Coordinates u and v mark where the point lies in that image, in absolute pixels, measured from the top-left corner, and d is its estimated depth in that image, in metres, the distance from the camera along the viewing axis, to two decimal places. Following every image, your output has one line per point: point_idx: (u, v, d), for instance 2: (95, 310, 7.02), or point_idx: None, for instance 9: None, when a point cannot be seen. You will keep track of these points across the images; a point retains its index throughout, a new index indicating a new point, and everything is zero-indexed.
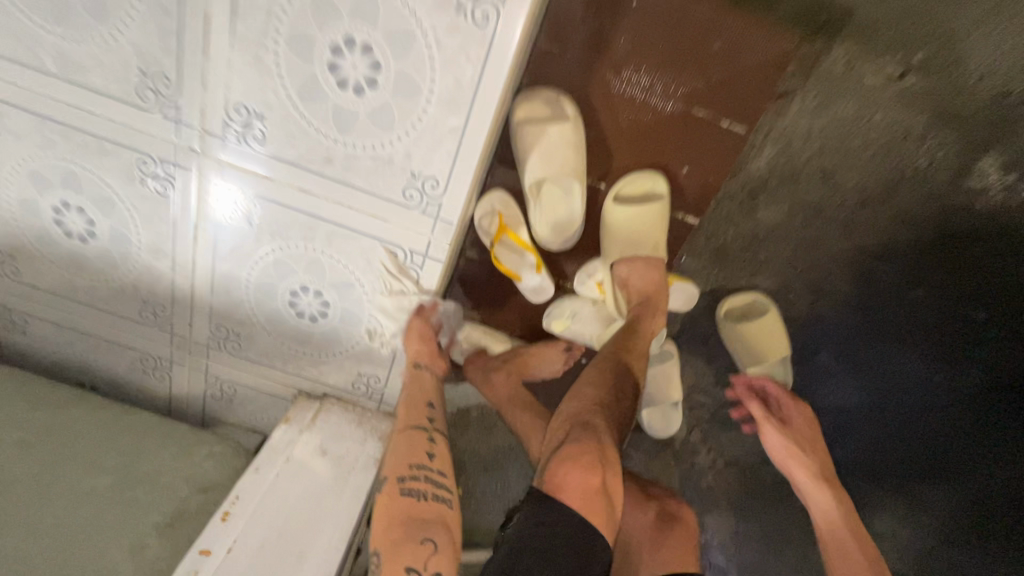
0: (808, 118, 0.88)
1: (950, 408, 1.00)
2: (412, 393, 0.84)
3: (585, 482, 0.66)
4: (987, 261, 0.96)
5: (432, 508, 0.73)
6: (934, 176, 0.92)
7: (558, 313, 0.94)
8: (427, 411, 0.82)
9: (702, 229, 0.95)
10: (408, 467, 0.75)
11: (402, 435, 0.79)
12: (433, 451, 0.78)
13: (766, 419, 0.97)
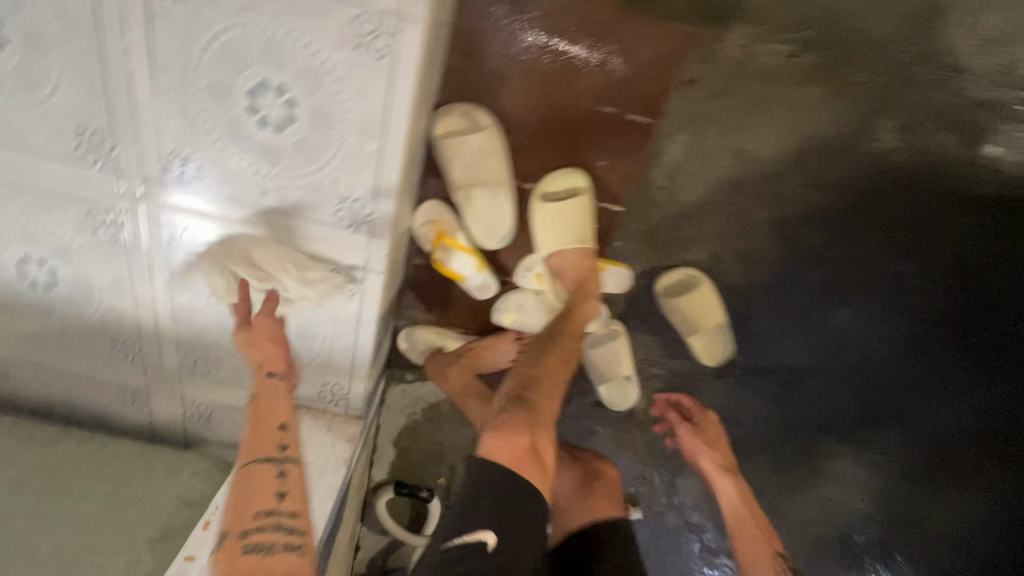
0: (715, 100, 0.94)
1: (883, 352, 1.15)
2: (263, 411, 0.81)
3: (516, 445, 0.74)
4: (906, 216, 1.04)
5: (280, 560, 0.71)
6: (842, 141, 0.98)
7: (505, 306, 1.00)
8: (280, 437, 0.81)
9: (631, 214, 1.00)
10: (254, 516, 0.74)
11: (249, 473, 0.78)
12: (283, 491, 0.77)
13: (680, 423, 1.14)
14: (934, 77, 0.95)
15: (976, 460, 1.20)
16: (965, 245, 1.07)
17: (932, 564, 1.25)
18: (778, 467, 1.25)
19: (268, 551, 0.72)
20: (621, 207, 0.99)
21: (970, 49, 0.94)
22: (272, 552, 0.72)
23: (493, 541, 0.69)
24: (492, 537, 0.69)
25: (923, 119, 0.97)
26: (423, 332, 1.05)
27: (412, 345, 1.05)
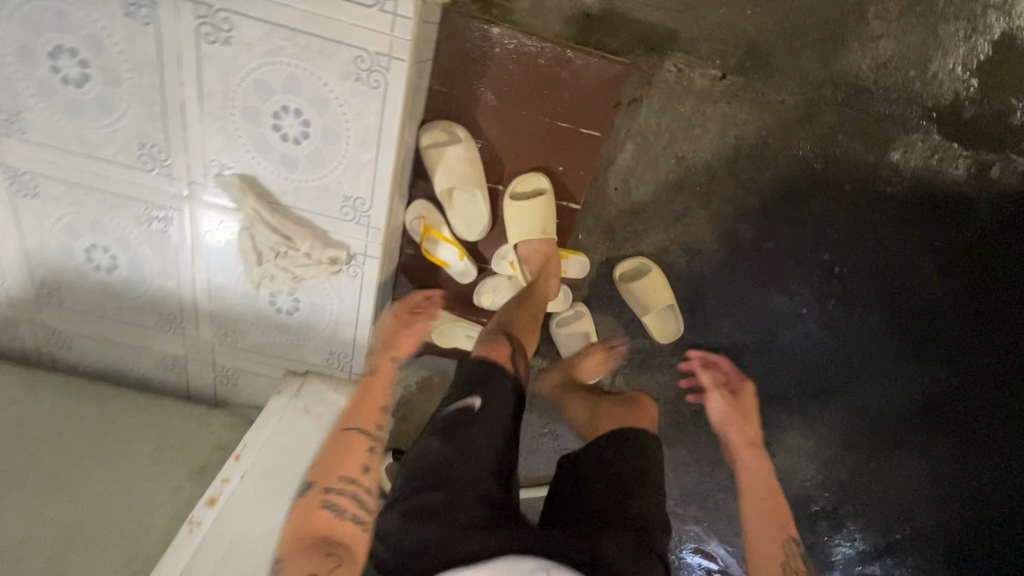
0: (656, 116, 1.13)
1: (817, 333, 1.31)
2: (373, 400, 1.04)
3: (499, 348, 0.89)
4: (824, 214, 1.22)
5: (348, 525, 0.85)
6: (767, 148, 1.17)
7: (484, 292, 1.20)
8: (378, 418, 1.02)
9: (589, 210, 1.20)
10: (341, 478, 0.91)
11: (346, 442, 0.96)
12: (367, 464, 0.95)
13: (715, 390, 1.27)
14: (844, 94, 1.13)
15: (905, 429, 1.35)
16: (880, 236, 1.24)
17: (873, 521, 1.39)
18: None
19: (343, 512, 0.87)
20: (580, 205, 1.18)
21: (875, 72, 1.11)
22: (344, 517, 0.86)
23: (479, 404, 0.78)
24: (480, 403, 0.78)
25: (835, 129, 1.16)
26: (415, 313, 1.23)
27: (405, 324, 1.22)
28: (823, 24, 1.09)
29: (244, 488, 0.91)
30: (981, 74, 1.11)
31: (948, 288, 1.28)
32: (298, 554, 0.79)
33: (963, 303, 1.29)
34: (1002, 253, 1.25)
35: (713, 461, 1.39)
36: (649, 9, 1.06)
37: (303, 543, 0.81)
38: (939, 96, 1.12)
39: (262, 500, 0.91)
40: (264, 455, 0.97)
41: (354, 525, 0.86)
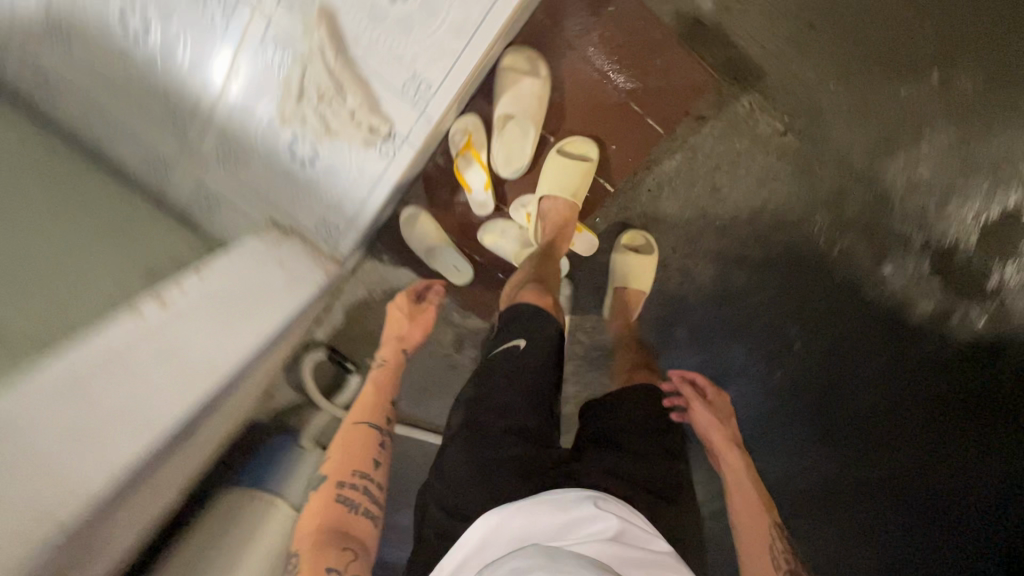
0: (714, 140, 1.18)
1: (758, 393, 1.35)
2: (375, 391, 1.12)
3: (540, 297, 1.00)
4: (808, 291, 1.31)
5: (359, 520, 0.95)
6: (787, 213, 1.25)
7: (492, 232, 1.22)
8: (387, 412, 1.10)
9: (616, 198, 1.23)
10: (353, 475, 0.98)
11: (355, 435, 1.03)
12: (378, 458, 1.03)
13: (695, 399, 1.16)
14: (870, 195, 1.22)
15: (789, 512, 1.28)
16: (844, 331, 1.31)
17: None
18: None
19: (355, 509, 0.96)
20: (613, 189, 1.22)
21: (903, 190, 1.21)
22: (355, 510, 0.95)
23: (525, 343, 0.91)
24: (525, 343, 0.91)
25: (848, 223, 1.25)
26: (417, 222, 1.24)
27: (406, 227, 1.24)
28: (882, 127, 1.17)
29: (205, 300, 0.87)
30: (985, 234, 1.20)
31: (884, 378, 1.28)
32: (319, 550, 0.88)
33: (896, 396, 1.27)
34: (936, 391, 1.24)
35: None
36: (753, 40, 1.11)
37: (321, 536, 0.90)
38: (942, 236, 1.23)
39: (210, 322, 0.86)
40: (232, 282, 0.93)
41: (361, 519, 0.96)
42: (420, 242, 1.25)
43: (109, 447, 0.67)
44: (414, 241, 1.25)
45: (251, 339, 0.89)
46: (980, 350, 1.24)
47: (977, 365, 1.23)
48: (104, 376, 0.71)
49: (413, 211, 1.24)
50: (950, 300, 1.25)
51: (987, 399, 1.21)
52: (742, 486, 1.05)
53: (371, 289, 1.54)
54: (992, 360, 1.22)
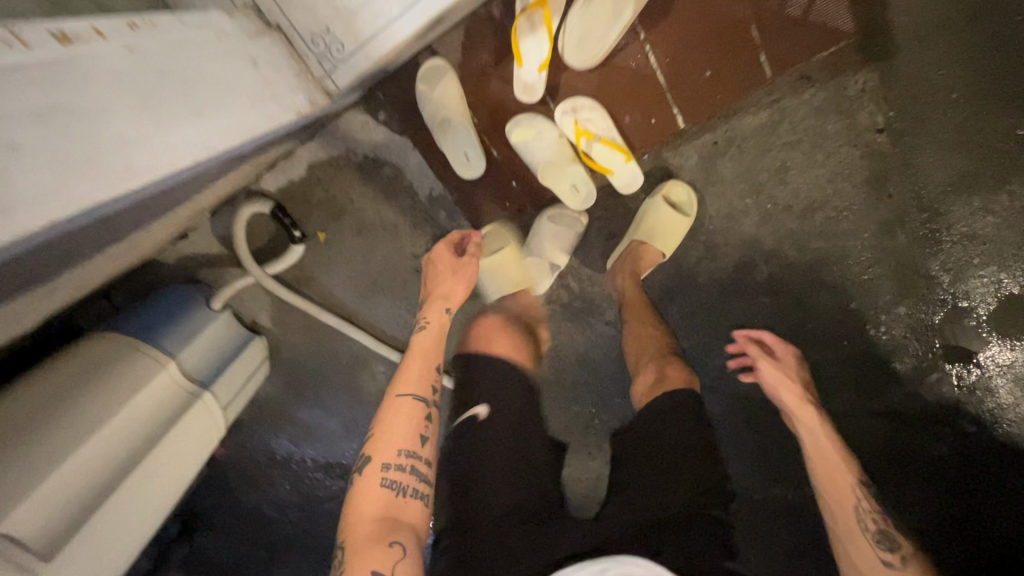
0: (809, 111, 1.04)
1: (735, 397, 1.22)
2: (417, 352, 1.00)
3: (494, 345, 0.95)
4: (820, 305, 1.20)
5: (409, 504, 0.86)
6: (839, 225, 1.11)
7: (522, 128, 1.04)
8: (432, 383, 0.97)
9: (682, 136, 1.06)
10: (398, 454, 0.88)
11: (399, 409, 0.92)
12: (424, 434, 0.92)
13: (763, 360, 1.09)
14: (925, 234, 1.12)
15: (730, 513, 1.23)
16: (835, 356, 1.22)
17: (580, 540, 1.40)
18: (586, 424, 1.38)
19: (403, 493, 0.86)
20: (685, 123, 1.05)
21: (957, 237, 1.11)
22: (404, 494, 0.85)
23: (484, 412, 0.85)
24: (485, 411, 0.85)
25: (892, 254, 1.14)
26: (443, 88, 1.09)
27: (424, 82, 1.11)
28: (973, 163, 1.06)
29: (157, 61, 0.62)
30: (1003, 307, 1.14)
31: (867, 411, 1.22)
32: (370, 544, 0.80)
33: (879, 428, 1.22)
34: (881, 437, 1.22)
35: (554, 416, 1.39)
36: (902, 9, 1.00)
37: (374, 526, 0.82)
38: (966, 295, 1.15)
39: (140, 97, 0.59)
40: (192, 55, 0.68)
41: (416, 503, 0.86)
42: (436, 109, 1.10)
43: (4, 207, 0.44)
44: (429, 109, 1.11)
45: (191, 141, 0.66)
46: (941, 413, 1.20)
47: (935, 425, 1.20)
48: (6, 95, 0.45)
49: (442, 73, 1.10)
50: (931, 358, 1.19)
51: (926, 458, 1.19)
52: (823, 452, 0.98)
53: (350, 150, 1.26)
54: (946, 424, 1.19)
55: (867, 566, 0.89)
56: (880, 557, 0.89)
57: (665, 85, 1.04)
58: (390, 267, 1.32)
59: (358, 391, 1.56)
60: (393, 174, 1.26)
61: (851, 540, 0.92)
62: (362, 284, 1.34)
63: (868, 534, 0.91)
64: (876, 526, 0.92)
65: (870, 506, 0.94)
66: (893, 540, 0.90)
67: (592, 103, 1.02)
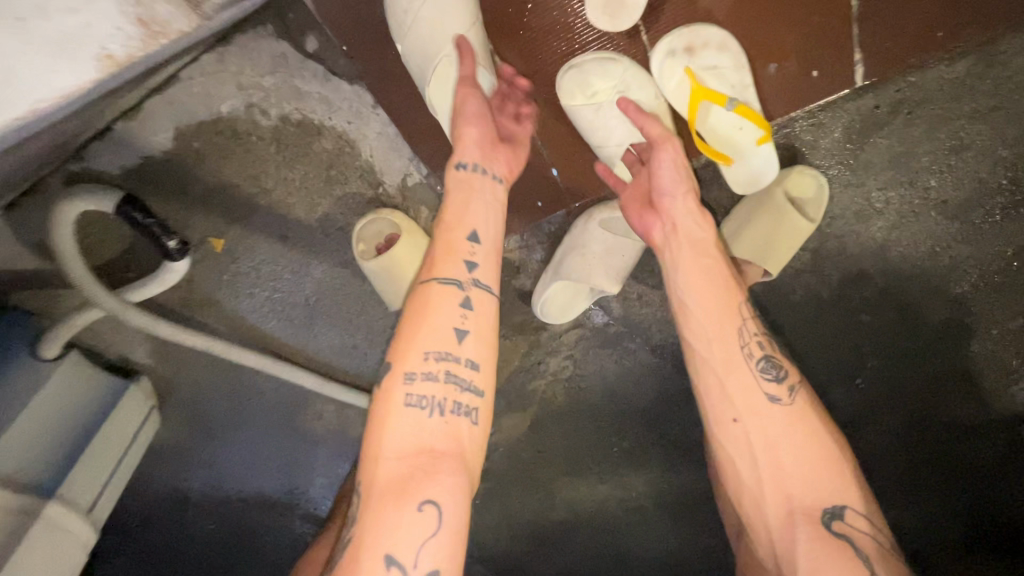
0: (1009, 69, 0.74)
1: None
2: (453, 205, 0.66)
3: None
4: (909, 312, 0.87)
5: (441, 432, 0.61)
6: (995, 225, 0.81)
7: (607, 74, 0.72)
8: (466, 254, 0.65)
9: (852, 93, 0.75)
10: (424, 358, 0.62)
11: (427, 298, 0.64)
12: (463, 325, 0.63)
13: (666, 141, 0.68)
14: None
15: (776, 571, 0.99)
16: (898, 376, 0.91)
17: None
18: (601, 453, 1.04)
19: (437, 410, 0.61)
20: (864, 75, 0.74)
21: None
22: (441, 412, 0.61)
23: None
24: None
25: None
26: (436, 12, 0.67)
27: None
28: None
29: None
30: None
31: (900, 421, 0.92)
32: (393, 494, 0.59)
33: (910, 437, 0.92)
34: (912, 457, 0.93)
35: (562, 458, 1.05)
36: None
37: (401, 465, 0.60)
38: None
39: None
40: None
41: (465, 426, 0.62)
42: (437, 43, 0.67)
43: None
44: (414, 48, 0.69)
45: None
46: (995, 417, 0.90)
47: (978, 433, 0.91)
48: None
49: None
50: (1014, 364, 0.88)
51: (967, 470, 0.91)
52: (711, 269, 0.65)
53: (252, 106, 0.75)
54: (994, 429, 0.90)
55: (748, 405, 0.63)
56: (764, 391, 0.63)
57: (857, 13, 0.72)
58: (342, 286, 0.86)
59: (296, 433, 1.12)
60: (337, 147, 0.78)
61: (727, 377, 0.64)
62: (293, 310, 0.87)
63: (752, 364, 0.64)
64: (761, 350, 0.64)
65: (756, 328, 0.66)
66: (782, 369, 0.65)
67: (722, 41, 0.70)
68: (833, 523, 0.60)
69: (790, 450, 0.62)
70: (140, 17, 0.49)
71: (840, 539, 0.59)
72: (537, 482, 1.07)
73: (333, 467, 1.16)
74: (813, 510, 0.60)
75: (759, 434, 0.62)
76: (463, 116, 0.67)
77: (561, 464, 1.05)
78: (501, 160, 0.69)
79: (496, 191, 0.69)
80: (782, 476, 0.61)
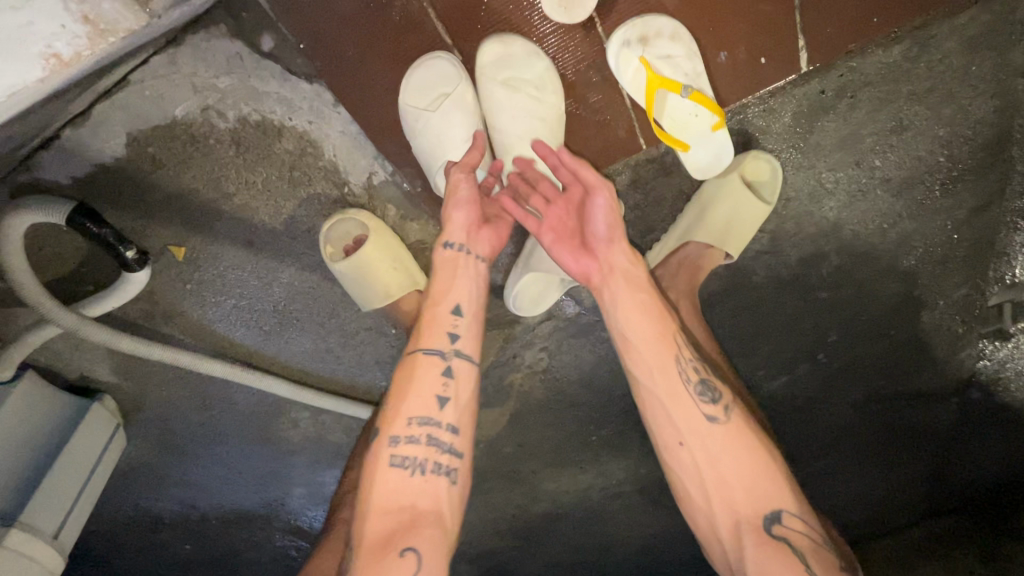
0: (943, 53, 0.79)
1: (778, 409, 0.98)
2: (441, 283, 0.70)
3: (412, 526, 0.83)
4: (868, 290, 0.92)
5: (423, 490, 0.65)
6: (939, 201, 0.87)
7: (524, 67, 0.74)
8: (450, 326, 0.69)
9: (801, 78, 0.78)
10: (408, 423, 0.66)
11: (411, 367, 0.68)
12: (448, 394, 0.67)
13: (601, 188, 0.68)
14: None
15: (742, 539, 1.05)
16: (860, 348, 0.95)
17: (544, 563, 1.15)
18: (580, 440, 1.05)
19: (421, 470, 0.65)
20: (808, 62, 0.77)
21: None
22: (423, 472, 0.65)
23: None
24: None
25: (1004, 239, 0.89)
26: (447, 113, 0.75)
27: (426, 63, 0.73)
28: None
29: None
30: None
31: (864, 393, 0.97)
32: (377, 548, 0.61)
33: (873, 411, 0.98)
34: (869, 427, 0.98)
35: (543, 450, 1.07)
36: None
37: (385, 521, 0.63)
38: None
39: None
40: None
41: (445, 485, 0.66)
42: (432, 95, 0.74)
43: None
44: (415, 91, 0.74)
45: None
46: (950, 385, 0.96)
47: (933, 400, 0.97)
48: None
49: (441, 93, 0.74)
50: (961, 332, 0.94)
51: (922, 435, 0.98)
52: (642, 302, 0.68)
53: (208, 109, 0.74)
54: (947, 396, 0.97)
55: (690, 430, 0.67)
56: (704, 414, 0.67)
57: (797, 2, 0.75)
58: (311, 290, 0.85)
59: (270, 443, 1.08)
60: (299, 148, 0.77)
61: (670, 403, 0.68)
62: (263, 316, 0.86)
63: (690, 388, 0.68)
64: (697, 374, 0.69)
65: (691, 354, 0.70)
66: (718, 391, 0.69)
67: (673, 31, 0.73)
68: (775, 527, 0.64)
69: (731, 466, 0.66)
70: (86, 15, 0.49)
71: (781, 542, 0.64)
72: (517, 474, 1.08)
73: (309, 475, 1.13)
74: (758, 519, 0.65)
75: (702, 453, 0.66)
76: (453, 204, 0.70)
77: (541, 456, 1.07)
78: (486, 244, 0.72)
79: (480, 273, 0.72)
80: (727, 491, 0.65)
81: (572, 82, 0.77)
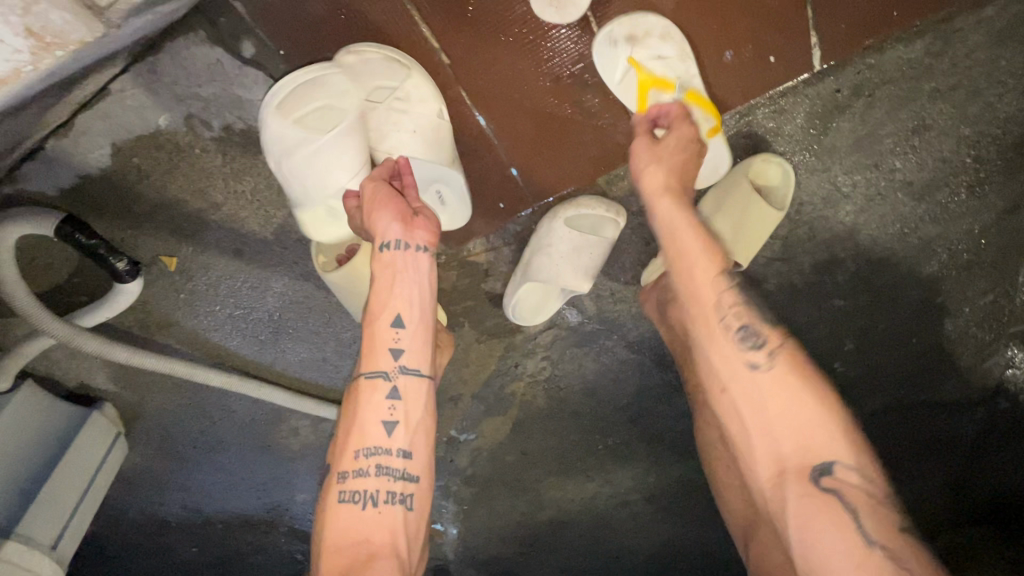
0: (966, 48, 0.73)
1: None
2: (381, 287, 0.65)
3: None
4: (889, 297, 0.87)
5: (377, 520, 0.64)
6: (967, 203, 0.81)
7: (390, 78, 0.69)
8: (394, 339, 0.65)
9: (814, 76, 0.74)
10: (356, 456, 0.66)
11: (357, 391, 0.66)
12: (395, 417, 0.65)
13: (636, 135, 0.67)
14: None
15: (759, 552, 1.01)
16: (881, 357, 0.90)
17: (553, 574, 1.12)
18: (586, 449, 1.02)
19: (371, 502, 0.65)
20: (820, 61, 0.73)
21: None
22: (375, 504, 0.65)
23: None
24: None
25: None
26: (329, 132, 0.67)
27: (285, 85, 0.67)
28: None
29: None
30: None
31: (883, 403, 0.92)
32: None
33: (893, 418, 0.93)
34: (891, 439, 0.93)
35: (548, 460, 1.04)
36: None
37: (339, 558, 0.63)
38: None
39: None
40: None
41: (400, 513, 0.65)
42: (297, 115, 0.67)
43: None
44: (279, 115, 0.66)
45: None
46: (976, 394, 0.91)
47: (958, 409, 0.92)
48: None
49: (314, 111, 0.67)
50: (988, 340, 0.89)
51: (947, 445, 0.93)
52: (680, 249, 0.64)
53: (192, 118, 0.72)
54: (971, 406, 0.92)
55: (731, 374, 0.62)
56: (745, 359, 0.61)
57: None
58: (306, 299, 0.83)
59: (272, 449, 1.07)
60: None
61: (712, 349, 0.63)
62: (257, 326, 0.84)
63: (728, 335, 0.62)
64: (739, 321, 0.63)
65: (733, 300, 0.63)
66: (763, 336, 0.62)
67: (665, 30, 0.69)
68: (824, 479, 0.57)
69: (778, 412, 0.59)
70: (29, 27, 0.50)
71: (832, 495, 0.57)
72: (522, 485, 1.05)
73: (312, 481, 1.11)
74: (805, 467, 0.58)
75: (746, 402, 0.60)
76: (375, 204, 0.64)
77: (546, 466, 1.04)
78: (426, 230, 0.65)
79: (423, 267, 0.65)
80: (769, 432, 0.59)
81: (565, 85, 0.74)
